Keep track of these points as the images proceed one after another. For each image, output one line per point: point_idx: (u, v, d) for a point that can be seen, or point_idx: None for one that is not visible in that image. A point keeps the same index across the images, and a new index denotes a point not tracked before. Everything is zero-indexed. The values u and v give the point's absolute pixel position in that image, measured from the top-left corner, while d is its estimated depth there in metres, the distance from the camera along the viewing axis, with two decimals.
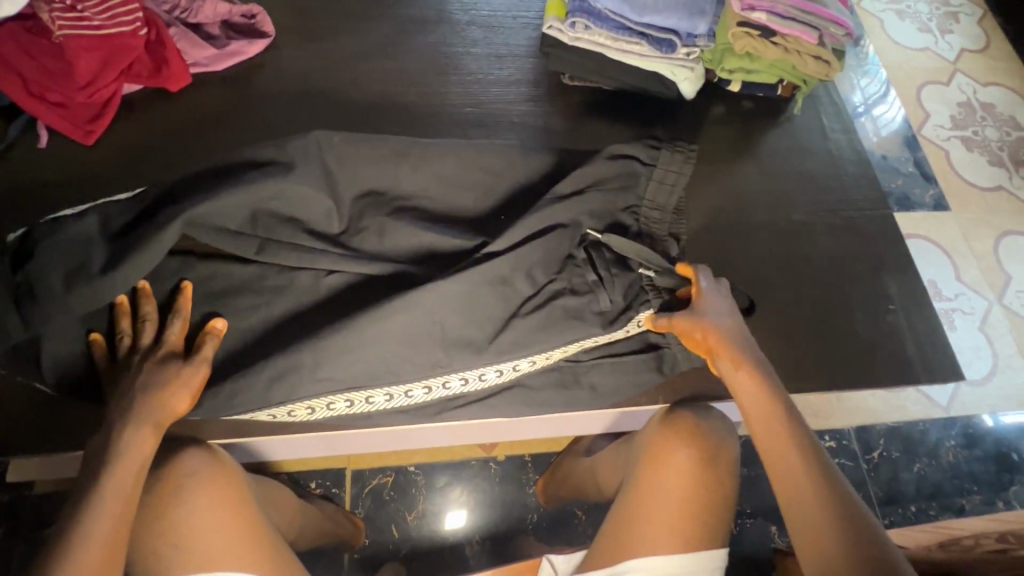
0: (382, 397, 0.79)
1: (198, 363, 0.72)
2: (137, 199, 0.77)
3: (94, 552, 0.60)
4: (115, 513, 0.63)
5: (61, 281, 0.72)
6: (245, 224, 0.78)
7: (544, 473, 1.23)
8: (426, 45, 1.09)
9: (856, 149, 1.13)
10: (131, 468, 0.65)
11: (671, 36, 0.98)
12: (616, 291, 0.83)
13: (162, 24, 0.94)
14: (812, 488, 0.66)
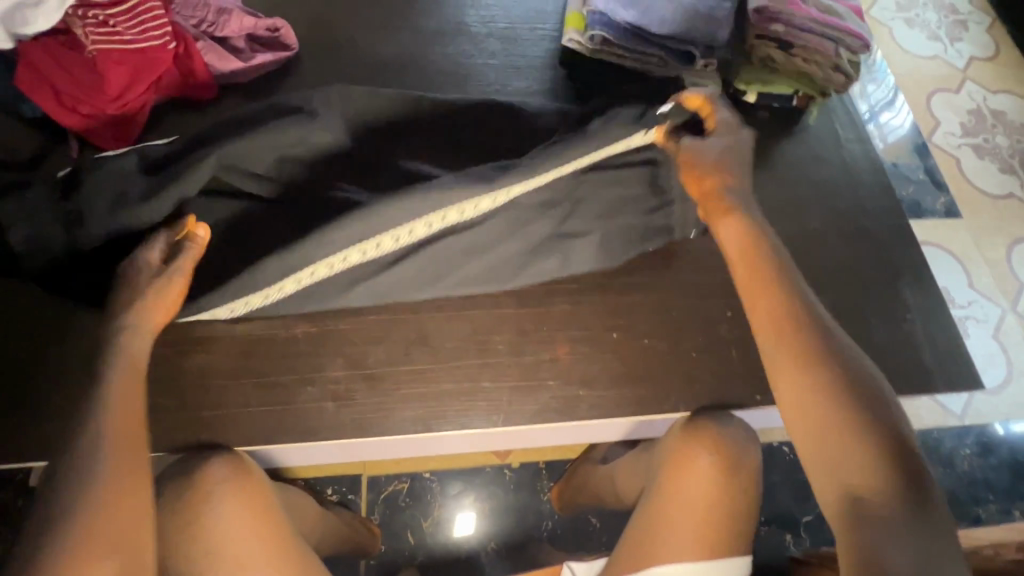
0: (390, 242, 0.80)
1: (175, 272, 0.76)
2: (177, 147, 0.85)
3: (116, 431, 0.64)
4: (124, 399, 0.66)
5: (108, 213, 0.81)
6: (270, 166, 0.85)
7: (558, 480, 1.24)
8: (444, 56, 1.11)
9: (870, 158, 1.14)
10: (130, 361, 0.69)
11: (689, 48, 0.99)
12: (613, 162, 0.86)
13: (191, 38, 0.96)
14: (789, 335, 0.69)
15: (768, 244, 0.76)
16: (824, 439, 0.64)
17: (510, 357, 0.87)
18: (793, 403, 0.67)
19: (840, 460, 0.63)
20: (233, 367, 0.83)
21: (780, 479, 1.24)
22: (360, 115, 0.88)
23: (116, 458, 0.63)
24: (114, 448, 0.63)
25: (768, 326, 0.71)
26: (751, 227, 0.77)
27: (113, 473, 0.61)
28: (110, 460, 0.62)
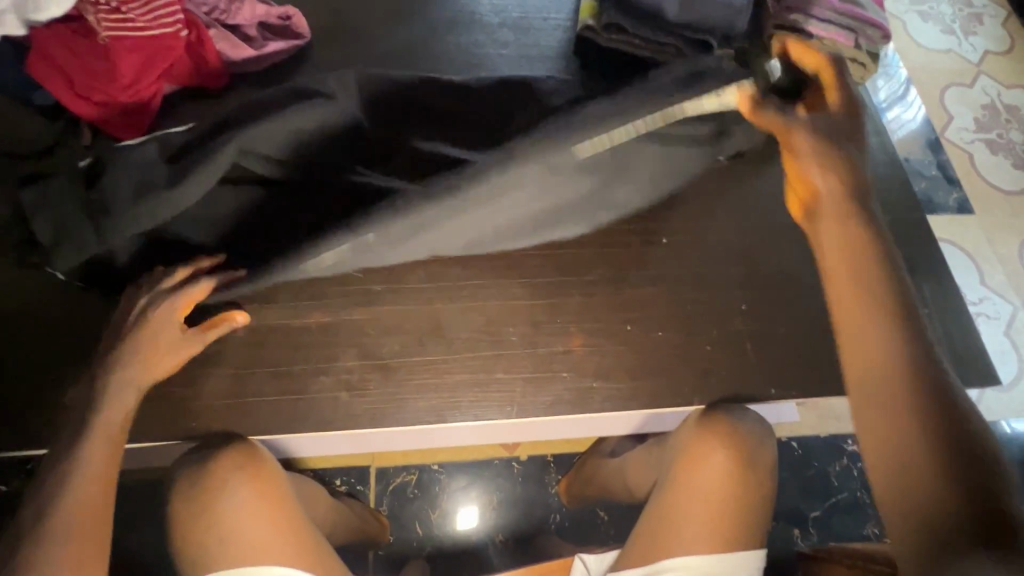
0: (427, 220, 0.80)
1: (201, 338, 0.77)
2: (196, 135, 0.84)
3: (78, 507, 0.64)
4: (99, 471, 0.67)
5: (124, 201, 0.80)
6: (288, 149, 0.84)
7: (566, 473, 1.24)
8: (456, 46, 1.10)
9: (886, 151, 1.13)
10: (119, 419, 0.70)
11: (706, 38, 0.95)
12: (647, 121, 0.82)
13: (202, 25, 0.95)
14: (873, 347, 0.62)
15: (863, 216, 0.70)
16: (899, 463, 0.58)
17: (524, 349, 0.87)
18: (873, 405, 0.60)
19: (914, 458, 0.57)
20: (246, 356, 0.83)
21: (789, 474, 1.23)
22: (374, 93, 0.88)
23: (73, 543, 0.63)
24: (73, 533, 0.63)
25: (861, 301, 0.65)
26: (843, 193, 0.71)
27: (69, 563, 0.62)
28: (69, 549, 0.62)
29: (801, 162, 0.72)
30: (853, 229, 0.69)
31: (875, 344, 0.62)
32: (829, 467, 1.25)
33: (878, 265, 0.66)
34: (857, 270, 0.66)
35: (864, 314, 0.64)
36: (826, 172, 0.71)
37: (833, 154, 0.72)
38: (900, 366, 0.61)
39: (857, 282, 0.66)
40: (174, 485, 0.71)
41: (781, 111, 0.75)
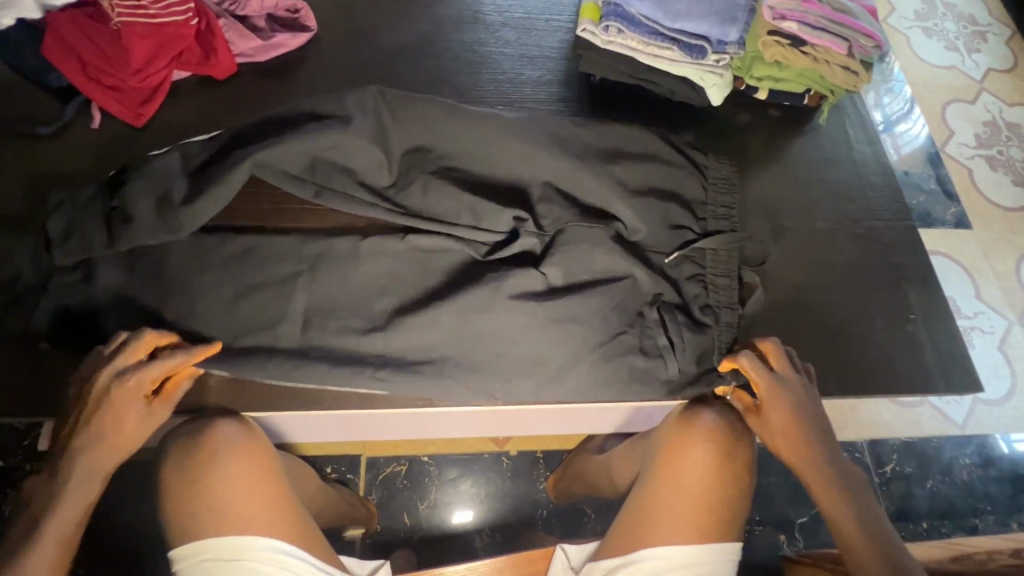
0: (449, 338, 0.84)
1: (166, 404, 0.73)
2: (215, 158, 0.83)
3: None
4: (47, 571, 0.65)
5: (141, 215, 0.79)
6: (304, 168, 0.84)
7: (555, 470, 1.25)
8: (460, 43, 1.12)
9: (880, 161, 1.14)
10: (73, 510, 0.67)
11: (701, 42, 0.97)
12: (649, 218, 0.89)
13: (212, 14, 0.98)
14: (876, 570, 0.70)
15: (832, 456, 0.79)
16: None
17: None
18: None
19: None
20: None
21: (777, 480, 1.24)
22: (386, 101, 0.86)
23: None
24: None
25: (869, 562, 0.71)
26: (821, 461, 0.77)
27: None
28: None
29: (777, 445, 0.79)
30: (843, 498, 0.75)
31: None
32: None
33: (863, 518, 0.74)
34: (858, 526, 0.73)
35: (877, 574, 0.69)
36: (813, 452, 0.78)
37: (810, 431, 0.79)
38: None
39: (863, 547, 0.72)
40: (166, 459, 0.72)
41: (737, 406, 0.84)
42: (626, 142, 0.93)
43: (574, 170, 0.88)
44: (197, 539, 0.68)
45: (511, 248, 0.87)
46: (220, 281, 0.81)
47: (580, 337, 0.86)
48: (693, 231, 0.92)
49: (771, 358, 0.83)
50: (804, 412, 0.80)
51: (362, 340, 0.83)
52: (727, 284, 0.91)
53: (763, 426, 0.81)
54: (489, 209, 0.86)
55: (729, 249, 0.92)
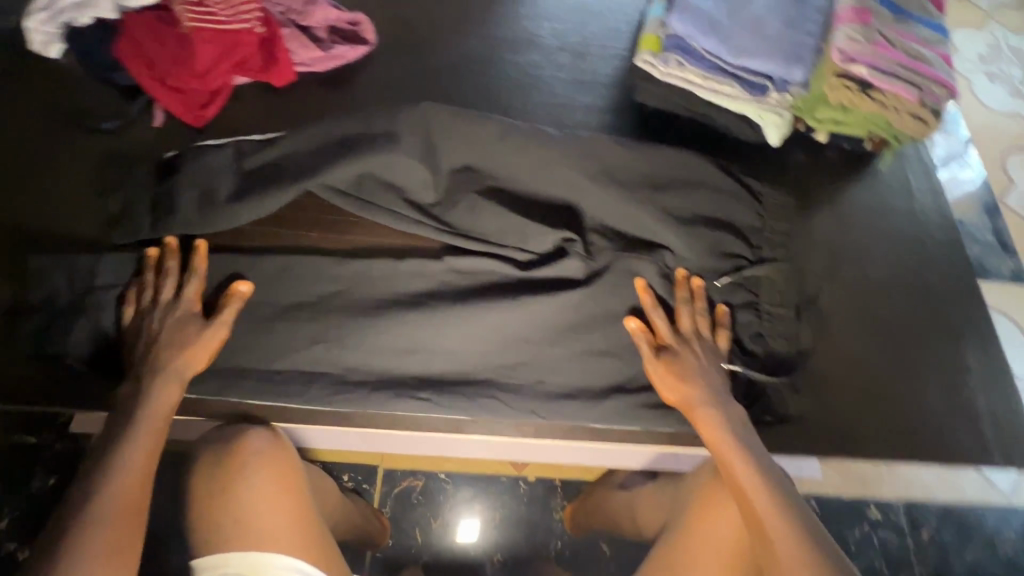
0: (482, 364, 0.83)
1: (216, 323, 0.76)
2: (270, 164, 0.84)
3: (117, 508, 0.61)
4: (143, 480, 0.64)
5: (195, 215, 0.82)
6: (352, 181, 0.83)
7: (572, 500, 1.22)
8: (514, 65, 1.12)
9: (941, 212, 1.09)
10: (159, 423, 0.69)
11: (764, 81, 0.94)
12: (697, 256, 0.87)
13: (278, 24, 1.00)
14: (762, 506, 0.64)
15: (727, 406, 0.76)
16: None
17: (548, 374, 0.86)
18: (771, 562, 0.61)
19: None
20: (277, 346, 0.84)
21: None
22: (438, 121, 0.85)
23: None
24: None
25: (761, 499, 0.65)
26: (716, 401, 0.76)
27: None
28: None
29: (670, 386, 0.77)
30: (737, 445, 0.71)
31: (780, 539, 0.61)
32: (848, 532, 1.19)
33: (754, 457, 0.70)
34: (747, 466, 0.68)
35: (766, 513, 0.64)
36: (710, 402, 0.75)
37: (708, 384, 0.77)
38: (808, 558, 0.59)
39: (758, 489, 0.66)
40: (196, 465, 0.72)
41: (641, 344, 0.79)
42: (677, 176, 0.90)
43: (623, 198, 0.86)
44: (221, 551, 0.66)
45: (554, 266, 0.85)
46: (262, 289, 0.82)
47: (611, 366, 0.85)
48: (747, 258, 0.90)
49: (679, 318, 0.82)
50: (705, 362, 0.79)
51: (399, 356, 0.82)
52: (784, 314, 0.90)
53: (655, 376, 0.78)
54: (535, 230, 0.84)
55: (783, 278, 0.91)
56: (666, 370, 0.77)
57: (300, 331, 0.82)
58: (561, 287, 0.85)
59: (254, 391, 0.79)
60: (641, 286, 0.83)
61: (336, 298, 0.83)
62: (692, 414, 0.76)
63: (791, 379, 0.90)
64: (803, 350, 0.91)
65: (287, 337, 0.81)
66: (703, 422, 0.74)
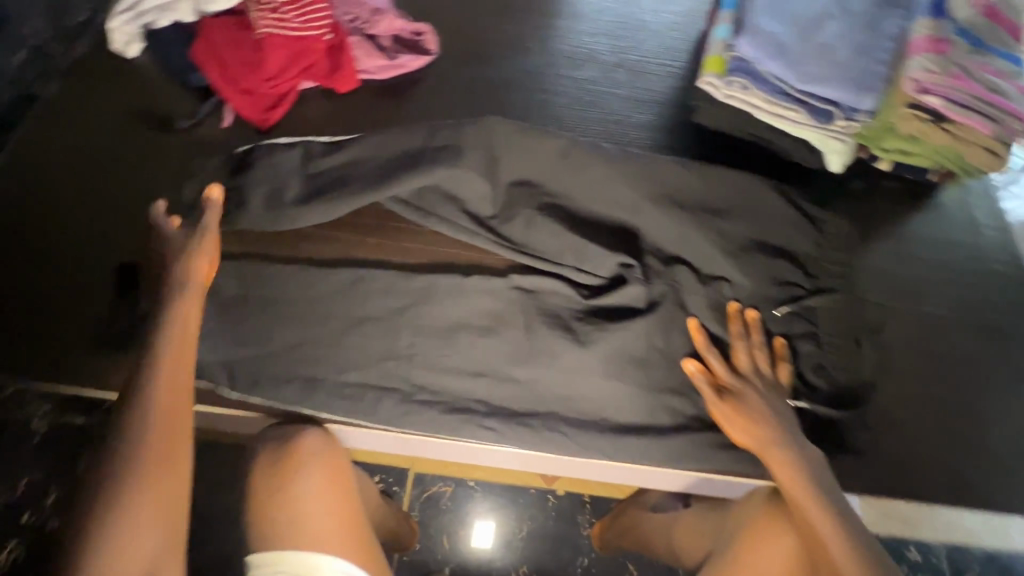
0: (532, 379, 0.82)
1: (203, 232, 0.77)
2: (338, 172, 0.86)
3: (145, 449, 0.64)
4: (156, 443, 0.64)
5: (263, 219, 0.84)
6: (415, 190, 0.85)
7: (601, 518, 1.19)
8: (571, 80, 1.13)
9: (1007, 249, 1.06)
10: (167, 379, 0.67)
11: (830, 107, 0.92)
12: (753, 283, 0.86)
13: (345, 32, 1.03)
14: (837, 557, 0.65)
15: (794, 444, 0.74)
16: None
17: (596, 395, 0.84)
18: None
19: None
20: None
21: None
22: (501, 136, 0.86)
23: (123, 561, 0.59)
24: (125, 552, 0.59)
25: (836, 547, 0.66)
26: (783, 440, 0.74)
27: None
28: (129, 541, 0.60)
29: (735, 429, 0.76)
30: (811, 487, 0.71)
31: None
32: None
33: (825, 500, 0.70)
34: (818, 511, 0.69)
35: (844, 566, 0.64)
36: (780, 443, 0.74)
37: (776, 423, 0.76)
38: None
39: (834, 536, 0.67)
40: (255, 463, 0.73)
41: (702, 387, 0.79)
42: (736, 200, 0.89)
43: (682, 223, 0.86)
44: (276, 549, 0.68)
45: (616, 294, 0.84)
46: (319, 291, 0.83)
47: (673, 398, 0.83)
48: (804, 287, 0.89)
49: (737, 355, 0.82)
50: (767, 398, 0.78)
51: (466, 379, 0.82)
52: (845, 345, 0.88)
53: (721, 418, 0.77)
54: (595, 251, 0.84)
55: (843, 309, 0.89)
56: (731, 412, 0.77)
57: (370, 344, 0.82)
58: (624, 317, 0.84)
59: (306, 393, 0.80)
60: (692, 326, 0.83)
61: (391, 303, 0.83)
62: (762, 456, 0.74)
63: (858, 412, 0.86)
64: (869, 382, 0.88)
65: (340, 340, 0.82)
66: (772, 464, 0.73)
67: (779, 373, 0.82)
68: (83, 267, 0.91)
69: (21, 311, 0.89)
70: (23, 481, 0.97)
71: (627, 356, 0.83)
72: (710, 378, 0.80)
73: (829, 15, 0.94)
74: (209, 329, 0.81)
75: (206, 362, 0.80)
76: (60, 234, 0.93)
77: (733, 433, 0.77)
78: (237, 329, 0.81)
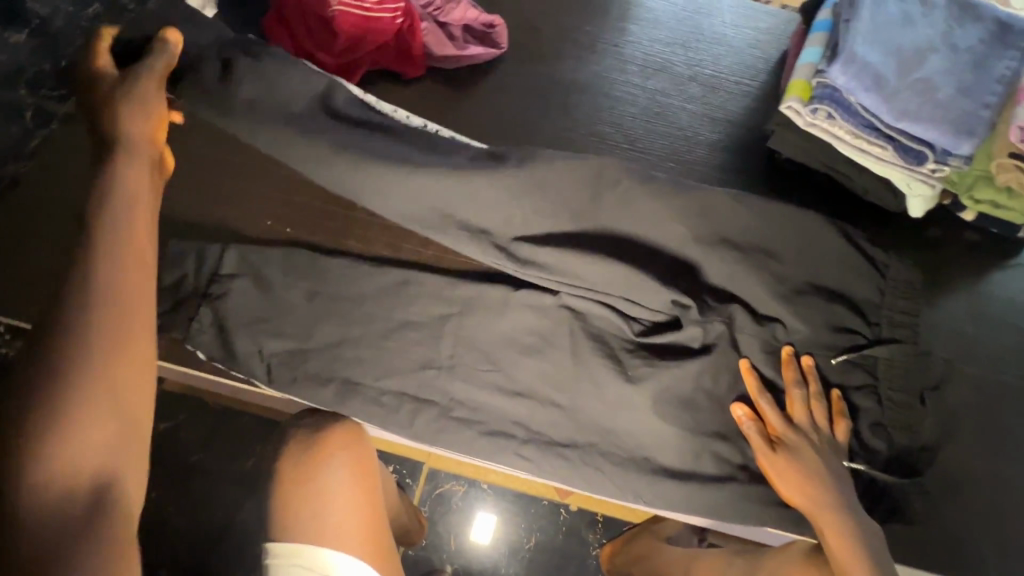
0: (565, 398, 0.79)
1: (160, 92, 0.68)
2: (397, 148, 0.80)
3: (111, 334, 0.52)
4: (123, 323, 0.52)
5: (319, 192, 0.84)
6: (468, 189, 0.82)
7: (612, 540, 1.14)
8: (641, 89, 1.08)
9: None
10: (131, 254, 0.56)
11: (923, 148, 0.86)
12: (813, 328, 0.82)
13: (418, 16, 1.00)
14: None
15: (848, 506, 0.71)
16: None
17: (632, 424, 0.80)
18: None
19: None
20: None
21: None
22: None
23: (82, 453, 0.48)
24: (89, 442, 0.49)
25: None
26: (836, 500, 0.71)
27: (109, 472, 0.49)
28: (84, 429, 0.49)
29: (785, 483, 0.73)
30: (859, 551, 0.68)
31: None
32: None
33: (876, 565, 0.67)
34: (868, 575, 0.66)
35: None
36: (833, 505, 0.71)
37: (830, 485, 0.72)
38: None
39: None
40: (284, 449, 0.72)
41: (751, 434, 0.76)
42: (804, 236, 0.84)
43: (745, 255, 0.82)
44: (296, 541, 0.66)
45: (669, 335, 0.81)
46: (361, 281, 0.81)
47: (715, 440, 0.79)
48: (864, 336, 0.84)
49: (791, 406, 0.77)
50: (822, 455, 0.74)
51: (503, 396, 0.79)
52: (905, 404, 0.82)
53: (770, 472, 0.74)
54: (650, 284, 0.79)
55: (908, 365, 0.83)
56: (782, 465, 0.73)
57: (414, 351, 0.80)
58: (672, 354, 0.81)
59: (336, 382, 0.79)
60: (746, 367, 0.79)
61: (433, 302, 0.81)
62: (811, 514, 0.71)
63: (912, 478, 0.81)
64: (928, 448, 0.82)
65: (376, 332, 0.80)
66: (821, 522, 0.70)
67: (838, 428, 0.78)
68: None
69: (47, 252, 0.90)
70: None
71: (669, 387, 0.79)
72: (761, 427, 0.76)
73: (932, 49, 0.87)
74: (250, 316, 0.79)
75: (244, 348, 0.78)
76: None
77: (781, 487, 0.73)
78: (276, 308, 0.80)
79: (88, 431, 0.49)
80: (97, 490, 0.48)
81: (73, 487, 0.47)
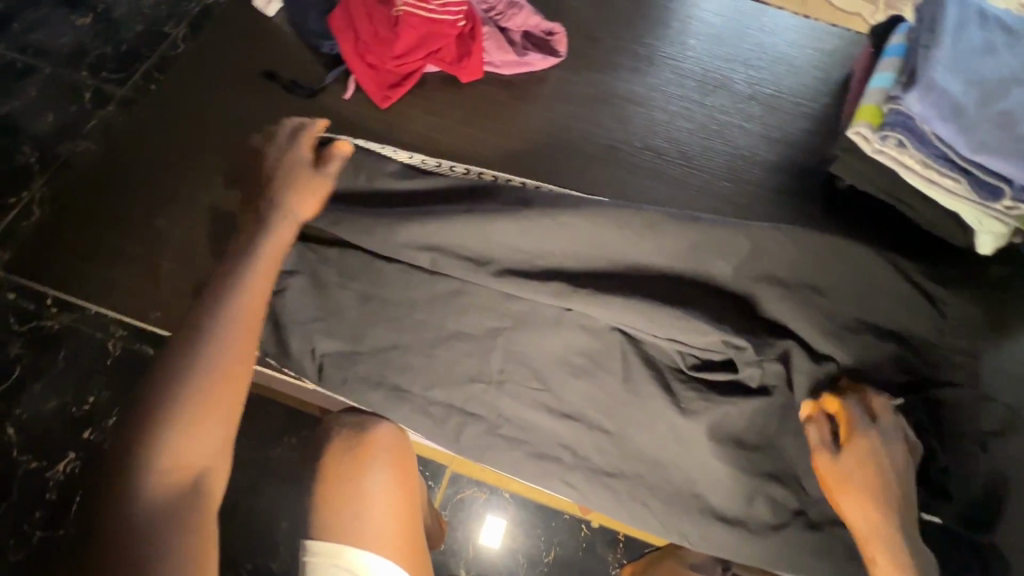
0: (608, 415, 0.78)
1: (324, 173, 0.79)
2: (416, 167, 0.86)
3: (231, 358, 0.62)
4: (243, 340, 0.63)
5: (363, 188, 0.83)
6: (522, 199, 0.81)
7: (633, 561, 1.12)
8: (699, 104, 1.06)
9: None
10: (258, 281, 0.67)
11: (999, 183, 0.82)
12: (871, 366, 0.78)
13: (480, 21, 1.02)
14: None
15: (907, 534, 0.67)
16: None
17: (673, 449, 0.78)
18: None
19: None
20: None
21: None
22: None
23: (185, 455, 0.57)
24: (192, 434, 0.58)
25: None
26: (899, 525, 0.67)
27: (207, 469, 0.58)
28: (193, 434, 0.58)
29: (847, 495, 0.69)
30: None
31: None
32: None
33: None
34: None
35: None
36: (890, 527, 0.67)
37: (894, 510, 0.68)
38: None
39: None
40: (329, 446, 0.73)
41: (819, 433, 0.72)
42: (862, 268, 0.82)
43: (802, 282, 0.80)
44: (337, 542, 0.67)
45: (722, 374, 0.77)
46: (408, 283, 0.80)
47: (759, 473, 0.76)
48: (918, 377, 0.81)
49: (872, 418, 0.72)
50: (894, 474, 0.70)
51: (542, 407, 0.78)
52: (963, 451, 0.78)
53: (831, 477, 0.71)
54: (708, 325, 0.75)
55: (967, 410, 0.79)
56: (846, 473, 0.70)
57: (462, 362, 0.79)
58: (723, 389, 0.77)
59: (378, 382, 0.79)
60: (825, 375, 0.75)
61: (478, 308, 0.80)
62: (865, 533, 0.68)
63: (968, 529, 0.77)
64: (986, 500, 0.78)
65: (421, 336, 0.79)
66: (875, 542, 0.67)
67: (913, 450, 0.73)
68: (180, 210, 0.93)
69: (106, 233, 0.92)
70: (92, 398, 1.01)
71: (717, 414, 0.76)
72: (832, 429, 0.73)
73: (1015, 80, 0.84)
74: (305, 314, 0.80)
75: (298, 347, 0.80)
76: (170, 173, 0.95)
77: (840, 497, 0.70)
78: (324, 305, 0.80)
79: (187, 438, 0.58)
80: (195, 481, 0.58)
81: (176, 481, 0.56)
